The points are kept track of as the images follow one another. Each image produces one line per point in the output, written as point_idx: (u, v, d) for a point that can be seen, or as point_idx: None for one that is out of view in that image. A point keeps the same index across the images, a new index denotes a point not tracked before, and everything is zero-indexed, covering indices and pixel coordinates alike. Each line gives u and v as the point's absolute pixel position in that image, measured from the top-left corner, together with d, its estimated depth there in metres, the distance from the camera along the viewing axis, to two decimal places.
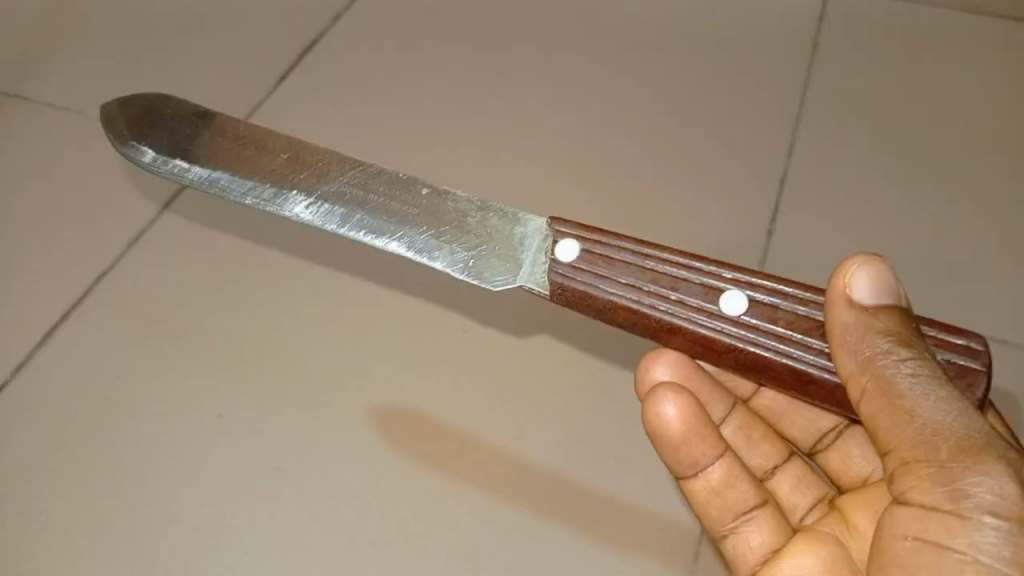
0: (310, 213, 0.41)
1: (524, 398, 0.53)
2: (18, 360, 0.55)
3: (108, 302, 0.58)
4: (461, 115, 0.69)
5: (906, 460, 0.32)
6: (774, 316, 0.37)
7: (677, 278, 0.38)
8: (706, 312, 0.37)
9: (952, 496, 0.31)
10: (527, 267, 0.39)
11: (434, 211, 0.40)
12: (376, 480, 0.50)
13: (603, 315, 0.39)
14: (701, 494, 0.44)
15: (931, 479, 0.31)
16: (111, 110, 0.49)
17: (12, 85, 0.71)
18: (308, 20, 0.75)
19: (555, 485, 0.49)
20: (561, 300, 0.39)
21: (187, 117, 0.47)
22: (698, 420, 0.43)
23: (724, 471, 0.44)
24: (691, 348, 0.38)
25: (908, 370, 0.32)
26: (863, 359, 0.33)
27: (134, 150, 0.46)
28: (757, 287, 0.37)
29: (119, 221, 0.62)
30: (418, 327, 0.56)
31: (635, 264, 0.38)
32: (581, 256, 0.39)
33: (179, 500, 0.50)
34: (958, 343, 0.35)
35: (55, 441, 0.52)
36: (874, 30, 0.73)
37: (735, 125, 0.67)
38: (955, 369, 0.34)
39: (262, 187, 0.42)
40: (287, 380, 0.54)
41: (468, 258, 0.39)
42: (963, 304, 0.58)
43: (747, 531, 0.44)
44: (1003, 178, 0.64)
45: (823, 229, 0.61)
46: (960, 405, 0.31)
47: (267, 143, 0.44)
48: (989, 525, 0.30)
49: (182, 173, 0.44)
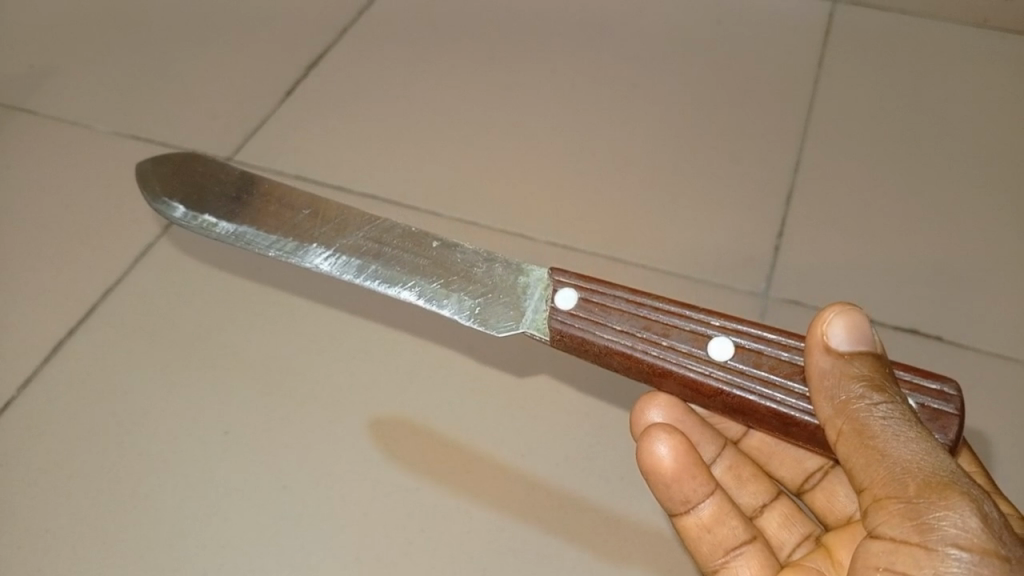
0: (328, 264, 0.43)
1: (524, 420, 0.54)
2: (28, 374, 0.57)
3: (117, 319, 0.59)
4: (465, 131, 0.70)
5: (878, 497, 0.33)
6: (759, 362, 0.38)
7: (669, 325, 0.39)
8: (696, 357, 0.39)
9: (920, 530, 0.32)
10: (529, 314, 0.41)
11: (445, 263, 0.42)
12: (382, 498, 0.51)
13: (599, 360, 0.41)
14: (693, 530, 0.46)
15: (901, 515, 0.32)
16: (146, 169, 0.52)
17: (24, 100, 0.73)
18: (316, 38, 0.77)
19: (555, 504, 0.51)
20: (561, 344, 0.41)
21: (216, 174, 0.50)
22: (690, 460, 0.44)
23: (714, 508, 0.46)
24: (682, 392, 0.40)
25: (881, 412, 0.34)
26: (840, 402, 0.35)
27: (166, 206, 0.49)
28: (744, 334, 0.38)
29: (128, 238, 0.64)
30: (422, 348, 0.57)
31: (630, 313, 0.40)
32: (579, 305, 0.41)
33: (186, 515, 0.51)
34: (931, 387, 0.36)
35: (64, 457, 0.53)
36: (874, 47, 0.75)
37: (735, 143, 0.68)
38: (928, 413, 0.36)
39: (285, 241, 0.44)
40: (293, 399, 0.55)
41: (476, 306, 0.41)
42: (964, 320, 0.58)
43: (737, 567, 0.46)
44: (1000, 195, 0.65)
45: (823, 245, 0.62)
46: (929, 446, 0.33)
47: (290, 200, 0.46)
48: (954, 557, 0.31)
49: (210, 228, 0.46)
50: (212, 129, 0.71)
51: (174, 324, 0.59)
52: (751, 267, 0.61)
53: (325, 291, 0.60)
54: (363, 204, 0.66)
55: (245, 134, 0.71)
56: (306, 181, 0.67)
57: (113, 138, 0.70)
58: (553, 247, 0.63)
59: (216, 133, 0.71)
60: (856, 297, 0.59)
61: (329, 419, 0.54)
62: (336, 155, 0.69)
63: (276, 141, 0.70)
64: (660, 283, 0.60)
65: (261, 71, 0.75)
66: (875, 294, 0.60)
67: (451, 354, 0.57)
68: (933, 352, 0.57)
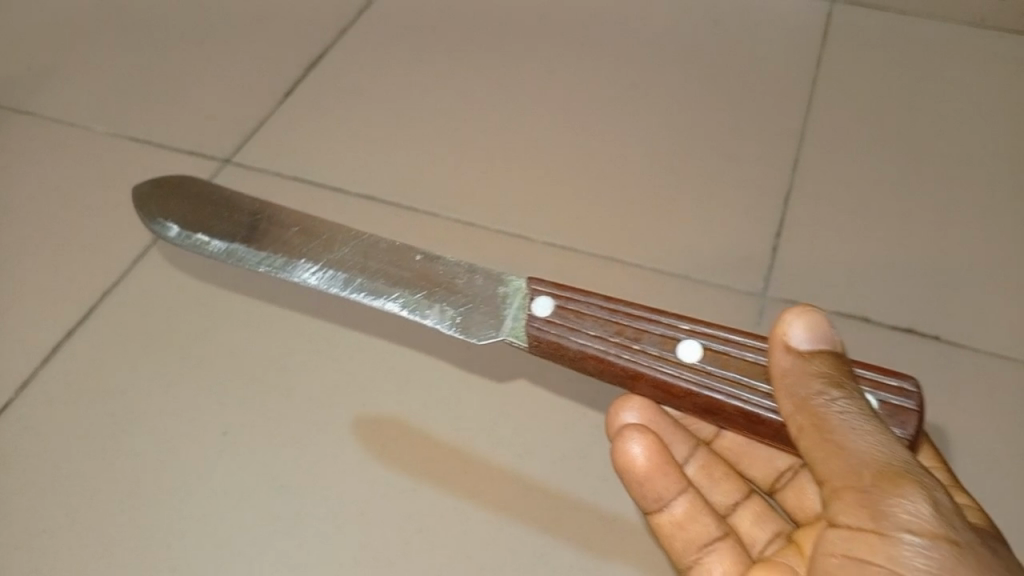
0: (316, 279, 0.43)
1: (522, 420, 0.54)
2: (24, 376, 0.57)
3: (115, 320, 0.59)
4: (462, 130, 0.70)
5: (836, 488, 0.34)
6: (726, 363, 0.39)
7: (642, 330, 0.40)
8: (666, 360, 0.39)
9: (876, 519, 0.33)
10: (508, 321, 0.41)
11: (427, 276, 0.42)
12: (380, 498, 0.51)
13: (574, 364, 0.41)
14: (666, 527, 0.46)
15: (857, 505, 0.34)
16: (142, 190, 0.52)
17: (21, 101, 0.73)
18: (314, 39, 0.77)
19: (553, 504, 0.51)
20: (538, 351, 0.41)
21: (209, 195, 0.50)
22: (663, 458, 0.45)
23: (688, 506, 0.46)
24: (656, 395, 0.40)
25: (839, 407, 0.34)
26: (800, 399, 0.35)
27: (160, 226, 0.49)
28: (713, 337, 0.39)
29: (125, 238, 0.64)
30: (420, 349, 0.57)
31: (603, 318, 0.41)
32: (555, 312, 0.41)
33: (183, 515, 0.51)
34: (891, 383, 0.36)
35: (61, 458, 0.54)
36: (871, 47, 0.75)
37: (733, 144, 0.68)
38: (887, 409, 0.36)
39: (275, 257, 0.44)
40: (291, 402, 0.55)
41: (457, 316, 0.41)
42: (963, 319, 0.58)
43: (710, 563, 0.46)
44: (997, 194, 0.65)
45: (821, 246, 0.62)
46: (885, 438, 0.34)
47: (282, 217, 0.46)
48: (909, 543, 0.32)
49: (204, 246, 0.47)
50: (209, 129, 0.71)
51: (171, 325, 0.59)
52: (749, 266, 0.61)
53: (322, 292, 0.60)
54: (360, 204, 0.66)
55: (243, 134, 0.71)
56: (303, 182, 0.67)
57: (111, 139, 0.70)
58: (550, 247, 0.63)
59: (214, 133, 0.71)
60: (854, 296, 0.59)
61: (327, 420, 0.54)
62: (334, 156, 0.69)
63: (273, 141, 0.70)
64: (657, 283, 0.60)
65: (259, 72, 0.75)
66: (872, 294, 0.60)
67: (447, 355, 0.57)
68: (931, 350, 0.57)
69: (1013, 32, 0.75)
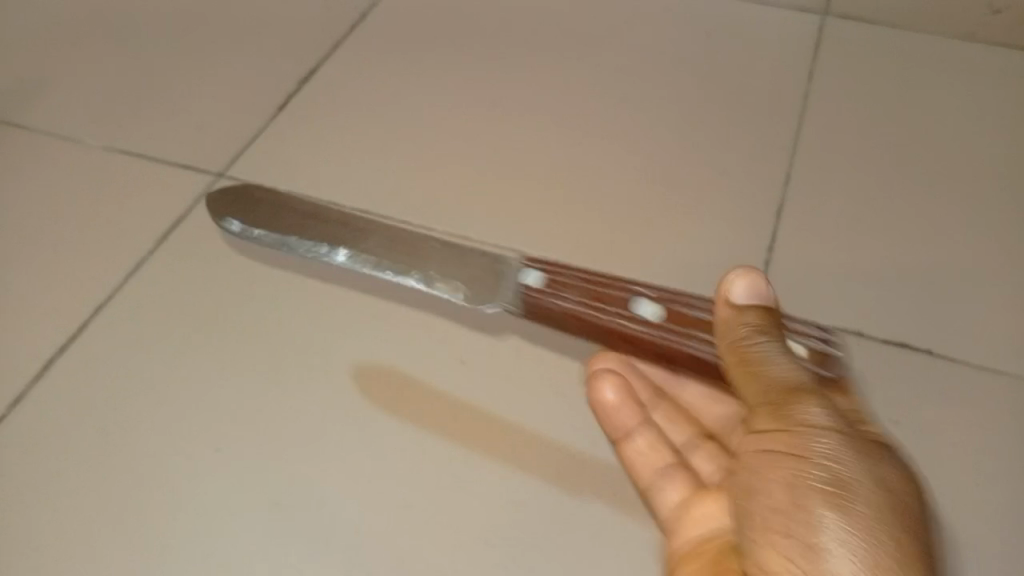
0: (349, 260, 0.46)
1: (520, 428, 0.53)
2: (18, 391, 0.56)
3: (106, 333, 0.58)
4: (457, 145, 0.70)
5: (761, 409, 0.40)
6: (688, 321, 0.43)
7: (618, 293, 0.44)
8: (637, 319, 0.43)
9: (795, 434, 0.38)
10: (508, 294, 0.45)
11: (444, 257, 0.46)
12: (373, 513, 0.50)
13: (559, 324, 0.46)
14: (630, 454, 0.50)
15: (779, 419, 0.39)
16: (216, 199, 0.57)
17: (13, 113, 0.73)
18: (309, 56, 0.77)
19: (553, 515, 0.50)
20: (527, 314, 0.46)
21: (270, 198, 0.54)
22: (628, 397, 0.52)
23: (647, 439, 0.51)
24: (628, 348, 0.45)
25: (768, 347, 0.39)
26: (732, 341, 0.40)
27: (224, 223, 0.53)
28: (678, 299, 0.44)
29: (118, 251, 0.63)
30: (416, 357, 0.56)
31: (583, 283, 0.45)
32: (543, 280, 0.45)
33: (175, 531, 0.50)
34: (813, 332, 0.43)
35: (51, 472, 0.52)
36: (865, 61, 0.75)
37: (730, 159, 0.68)
38: (813, 353, 0.42)
39: (315, 241, 0.47)
40: (286, 415, 0.54)
41: (467, 291, 0.45)
42: (961, 337, 0.58)
43: (663, 489, 0.49)
44: (993, 208, 0.65)
45: (819, 262, 0.62)
46: (798, 368, 0.39)
47: (328, 212, 0.50)
48: (820, 447, 0.38)
49: (259, 236, 0.50)
50: (203, 142, 0.70)
51: (163, 337, 0.58)
52: None
53: (318, 302, 0.59)
54: (355, 218, 0.65)
55: (237, 147, 0.70)
56: (298, 195, 0.67)
57: (104, 152, 0.70)
58: (546, 261, 0.62)
59: (208, 146, 0.70)
60: (852, 314, 0.59)
61: (320, 434, 0.53)
62: (328, 169, 0.68)
63: (268, 156, 0.69)
64: None
65: (254, 87, 0.74)
66: (870, 307, 0.59)
67: (442, 367, 0.56)
68: (930, 368, 0.56)
69: (1009, 51, 0.75)
